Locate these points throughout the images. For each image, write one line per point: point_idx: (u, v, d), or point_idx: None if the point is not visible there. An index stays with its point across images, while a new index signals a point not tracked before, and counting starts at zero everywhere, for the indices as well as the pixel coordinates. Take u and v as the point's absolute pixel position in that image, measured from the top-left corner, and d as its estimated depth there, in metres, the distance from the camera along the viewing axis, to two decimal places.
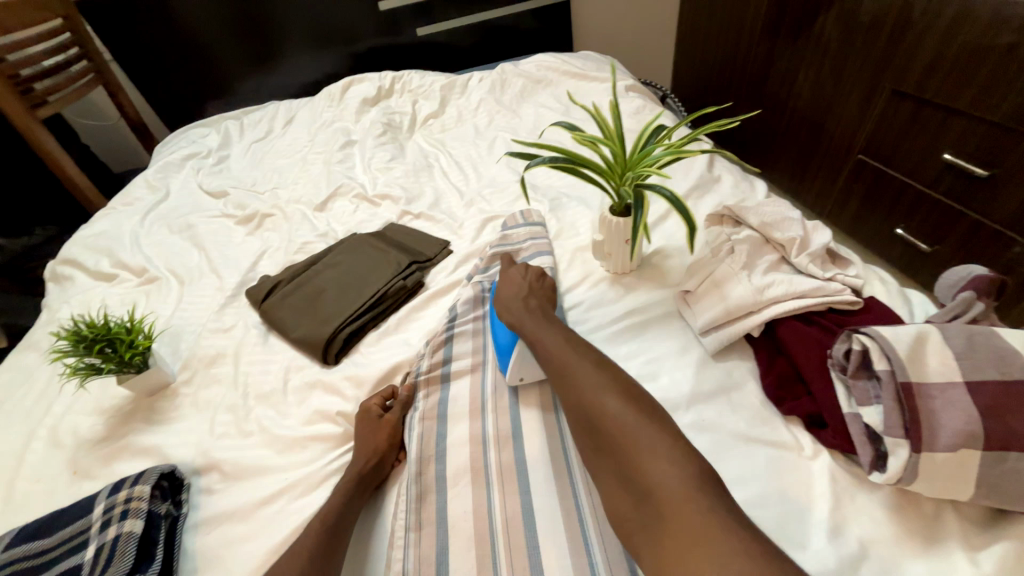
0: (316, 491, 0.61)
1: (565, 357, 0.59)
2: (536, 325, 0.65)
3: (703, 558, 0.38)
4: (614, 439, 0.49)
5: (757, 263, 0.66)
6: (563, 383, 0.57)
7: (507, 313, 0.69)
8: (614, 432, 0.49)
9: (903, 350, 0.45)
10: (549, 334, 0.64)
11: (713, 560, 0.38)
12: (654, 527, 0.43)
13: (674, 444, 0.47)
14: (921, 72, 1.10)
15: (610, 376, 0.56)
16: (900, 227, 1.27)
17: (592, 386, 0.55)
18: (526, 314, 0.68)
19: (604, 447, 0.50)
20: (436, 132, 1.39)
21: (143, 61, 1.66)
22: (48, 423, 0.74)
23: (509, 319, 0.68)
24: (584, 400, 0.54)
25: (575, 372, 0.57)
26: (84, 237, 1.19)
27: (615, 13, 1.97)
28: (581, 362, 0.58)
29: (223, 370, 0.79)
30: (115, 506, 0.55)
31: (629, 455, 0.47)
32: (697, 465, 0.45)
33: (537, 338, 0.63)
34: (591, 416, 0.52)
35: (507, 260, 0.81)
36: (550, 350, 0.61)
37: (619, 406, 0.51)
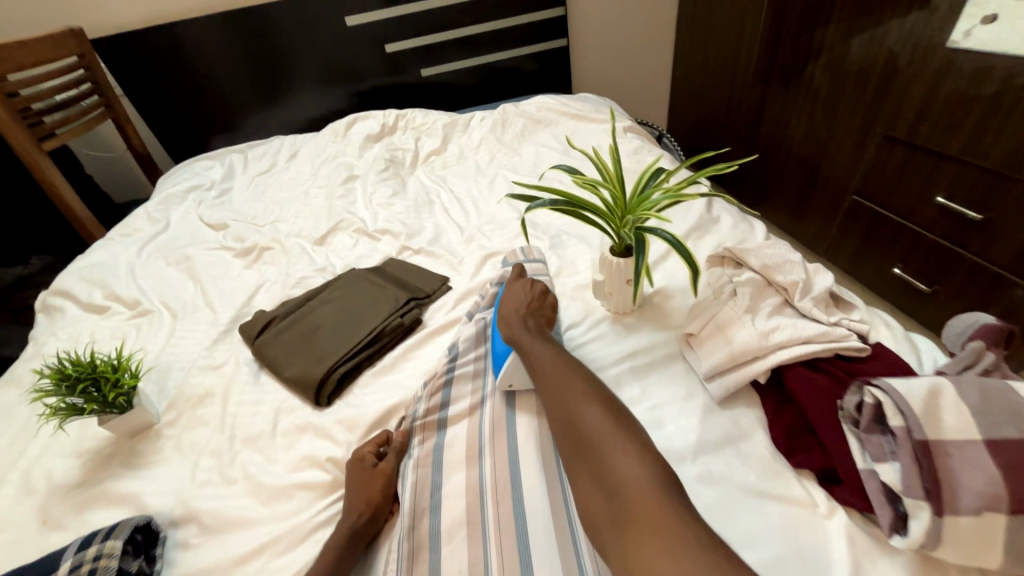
0: (301, 547, 0.57)
1: (551, 367, 0.63)
2: (526, 337, 0.69)
3: (664, 550, 0.42)
4: (590, 442, 0.53)
5: (760, 306, 0.66)
6: (546, 391, 0.61)
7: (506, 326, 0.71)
8: (591, 436, 0.53)
9: (917, 404, 0.44)
10: (538, 345, 0.67)
11: (673, 552, 0.42)
12: (620, 520, 0.46)
13: (642, 447, 0.51)
14: (911, 119, 1.14)
15: (591, 385, 0.59)
16: (897, 267, 1.28)
17: (574, 393, 0.58)
18: (517, 328, 0.71)
19: (581, 449, 0.53)
20: (438, 168, 1.42)
21: (153, 97, 1.70)
22: (22, 466, 0.71)
23: (507, 333, 0.71)
24: (567, 407, 0.57)
25: (558, 381, 0.61)
26: (79, 268, 1.17)
27: (612, 58, 2.05)
28: (564, 372, 0.62)
29: (210, 411, 0.76)
30: (81, 565, 0.51)
31: (602, 456, 0.51)
32: (660, 466, 0.49)
33: (525, 349, 0.67)
34: (571, 422, 0.56)
35: (518, 272, 0.84)
36: (537, 361, 0.64)
37: (597, 412, 0.55)
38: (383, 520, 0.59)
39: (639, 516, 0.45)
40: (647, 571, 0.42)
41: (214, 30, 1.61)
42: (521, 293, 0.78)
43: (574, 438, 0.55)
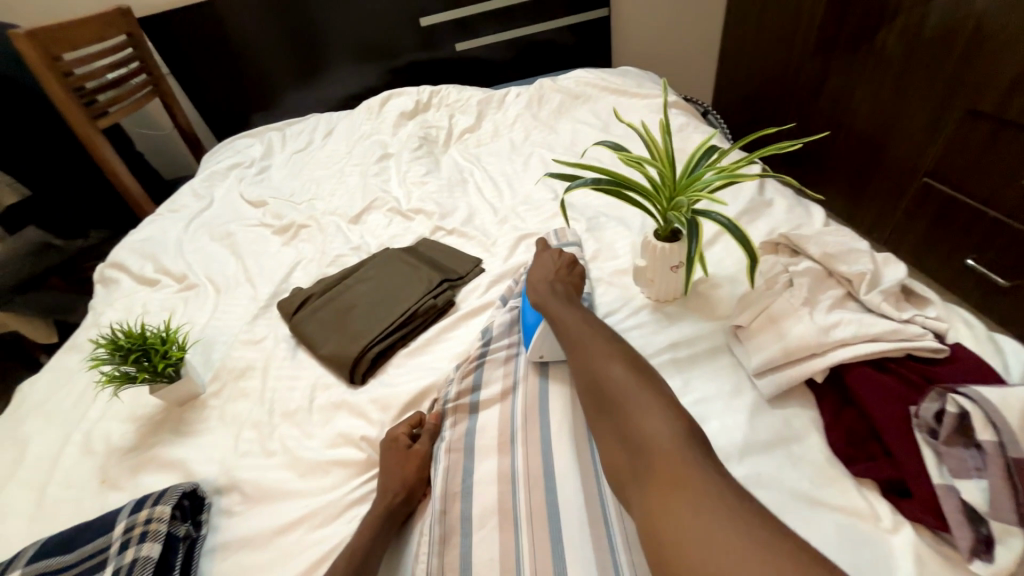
0: (336, 522, 0.58)
1: (577, 329, 0.63)
2: (553, 302, 0.69)
3: (682, 499, 0.41)
4: (615, 401, 0.52)
5: (818, 299, 0.60)
6: (572, 353, 0.61)
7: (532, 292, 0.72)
8: (617, 395, 0.52)
9: (1015, 418, 0.38)
10: (565, 309, 0.67)
11: (690, 501, 0.41)
12: (644, 475, 0.46)
13: (669, 406, 0.50)
14: (1002, 91, 1.01)
15: (618, 348, 0.59)
16: (971, 257, 1.17)
17: (600, 354, 0.58)
18: (545, 293, 0.71)
19: (606, 408, 0.53)
20: (472, 146, 1.38)
21: (196, 74, 1.73)
22: (83, 427, 0.76)
23: (533, 298, 0.71)
24: (592, 367, 0.57)
25: (584, 343, 0.60)
26: (131, 242, 1.23)
27: (656, 27, 1.92)
28: (591, 334, 0.61)
29: (251, 384, 0.79)
30: (135, 526, 0.54)
31: (627, 414, 0.51)
32: (686, 423, 0.48)
33: (553, 313, 0.67)
34: (597, 381, 0.55)
35: (542, 245, 0.84)
36: (564, 324, 0.64)
37: (623, 372, 0.54)
38: (416, 501, 0.59)
39: (663, 470, 0.44)
40: (668, 518, 0.41)
41: (251, 6, 1.61)
42: (549, 261, 0.78)
43: (599, 396, 0.55)
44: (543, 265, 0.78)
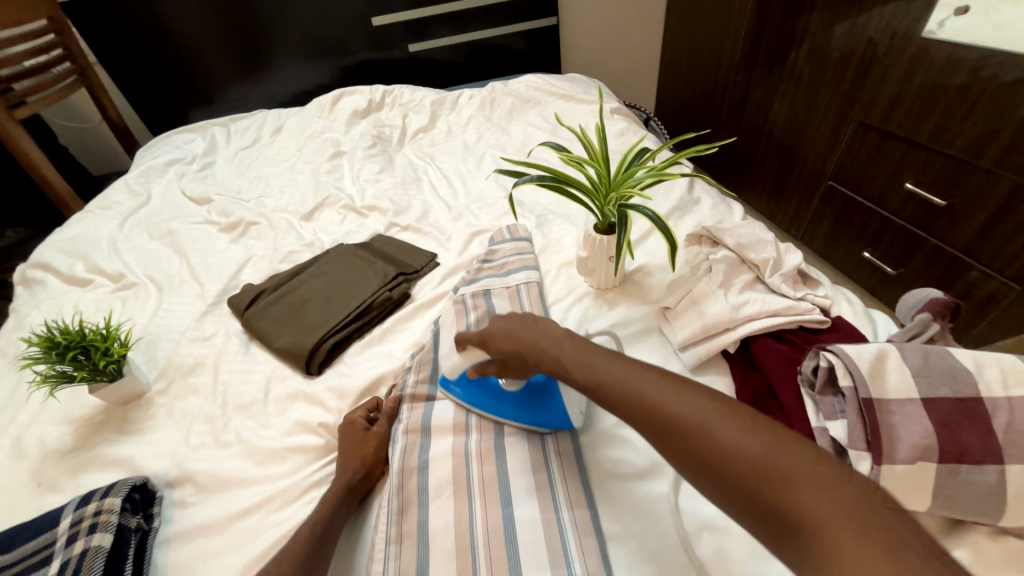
0: (294, 504, 0.60)
1: (582, 358, 0.50)
2: (531, 330, 0.56)
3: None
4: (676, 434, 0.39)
5: (733, 282, 0.70)
6: (590, 387, 0.47)
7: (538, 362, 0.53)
8: (669, 426, 0.40)
9: (864, 366, 0.48)
10: (548, 336, 0.54)
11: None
12: (784, 528, 0.33)
13: (747, 416, 0.38)
14: (885, 106, 1.18)
15: (638, 366, 0.46)
16: (867, 250, 1.34)
17: (625, 378, 0.45)
18: (513, 324, 0.58)
19: (673, 449, 0.39)
20: (426, 146, 1.41)
21: (128, 64, 1.64)
22: (13, 432, 0.72)
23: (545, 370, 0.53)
24: (622, 401, 0.44)
25: (598, 371, 0.47)
26: (58, 240, 1.15)
27: (601, 37, 2.04)
28: (602, 358, 0.48)
29: (201, 380, 0.78)
30: (83, 519, 0.53)
31: (699, 442, 0.38)
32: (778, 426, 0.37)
33: (539, 348, 0.53)
34: (641, 417, 0.42)
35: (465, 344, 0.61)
36: (559, 355, 0.51)
37: (664, 392, 0.42)
38: (375, 479, 0.62)
39: (802, 510, 0.32)
40: None
41: None
42: (512, 324, 0.58)
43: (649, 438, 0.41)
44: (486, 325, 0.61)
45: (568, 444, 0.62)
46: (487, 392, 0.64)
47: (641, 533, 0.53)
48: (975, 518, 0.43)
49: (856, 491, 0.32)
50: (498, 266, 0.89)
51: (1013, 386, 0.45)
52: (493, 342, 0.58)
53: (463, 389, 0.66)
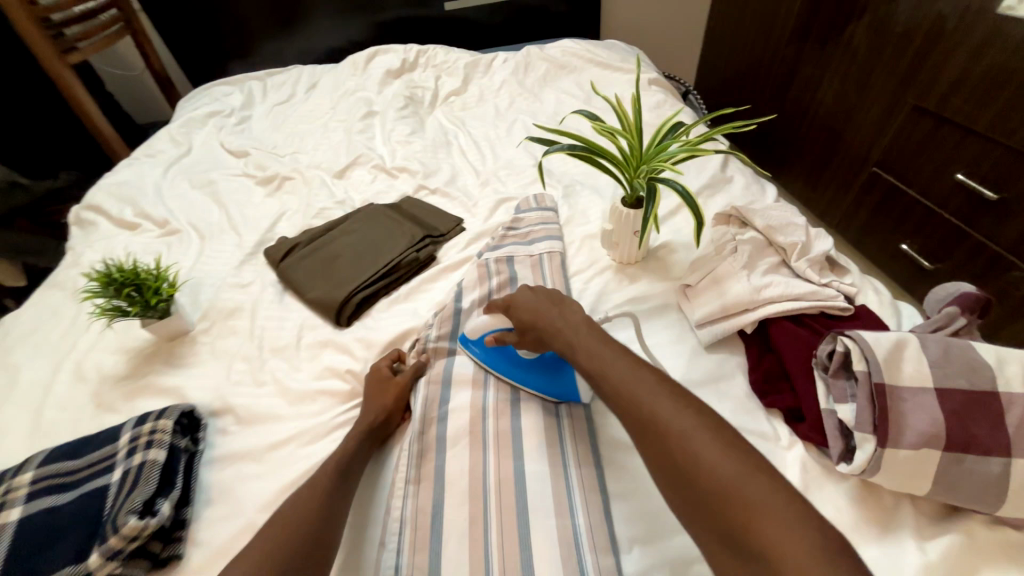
0: (323, 441, 0.66)
1: (596, 351, 0.54)
2: (551, 313, 0.61)
3: None
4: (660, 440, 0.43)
5: (757, 264, 0.69)
6: (593, 378, 0.52)
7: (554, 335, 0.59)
8: (657, 432, 0.44)
9: (881, 353, 0.48)
10: (571, 322, 0.59)
11: None
12: (733, 541, 0.37)
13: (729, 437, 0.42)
14: (944, 89, 1.11)
15: (647, 371, 0.50)
16: (905, 243, 1.29)
17: (628, 379, 0.49)
18: (537, 304, 0.63)
19: (651, 449, 0.44)
20: (457, 109, 1.40)
21: (169, 13, 1.66)
22: (75, 357, 0.80)
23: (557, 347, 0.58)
24: (621, 399, 0.48)
25: (607, 366, 0.52)
26: (107, 185, 1.22)
27: (644, 1, 1.94)
28: (610, 354, 0.53)
29: (240, 323, 0.84)
30: (140, 436, 0.59)
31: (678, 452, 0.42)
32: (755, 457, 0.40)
33: (556, 328, 0.59)
34: (633, 417, 0.46)
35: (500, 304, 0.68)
36: (574, 341, 0.57)
37: (663, 401, 0.46)
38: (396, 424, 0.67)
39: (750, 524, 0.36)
40: None
41: None
42: (537, 299, 0.64)
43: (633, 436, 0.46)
44: (515, 294, 0.67)
45: (580, 408, 0.65)
46: (506, 358, 0.68)
47: (644, 494, 0.57)
48: (972, 505, 0.45)
49: (808, 521, 0.36)
50: (523, 234, 0.90)
51: None
52: (516, 309, 0.64)
53: (480, 352, 0.70)
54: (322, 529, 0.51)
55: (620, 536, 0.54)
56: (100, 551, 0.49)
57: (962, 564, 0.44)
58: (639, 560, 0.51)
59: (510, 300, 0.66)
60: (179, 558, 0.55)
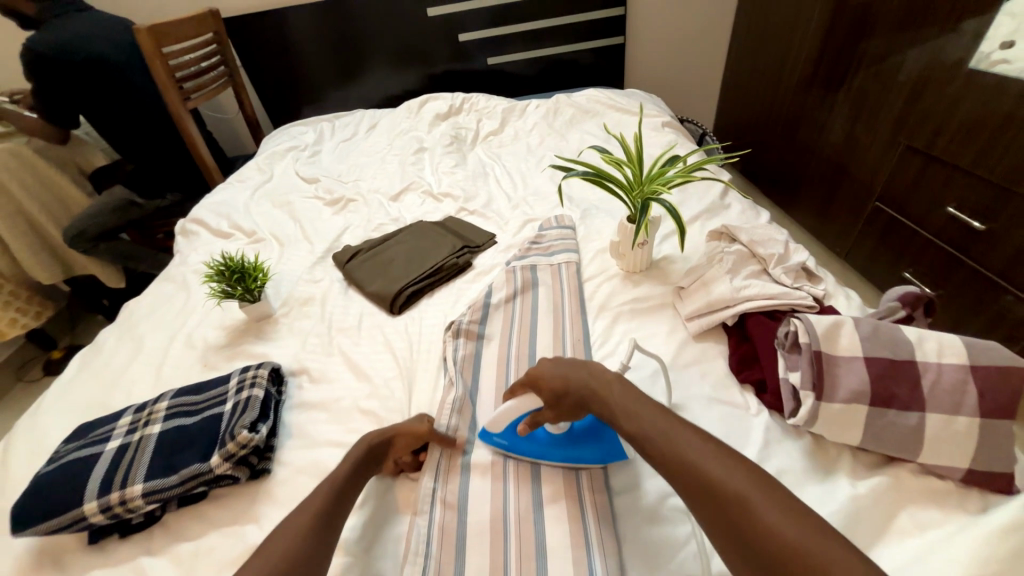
0: (376, 398, 0.82)
1: (635, 411, 0.56)
2: (584, 376, 0.63)
3: None
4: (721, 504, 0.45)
5: (740, 270, 0.83)
6: (638, 442, 0.54)
7: (592, 393, 0.61)
8: (715, 496, 0.46)
9: (820, 329, 0.61)
10: (605, 382, 0.61)
11: None
12: None
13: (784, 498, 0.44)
14: (931, 132, 1.24)
15: (690, 431, 0.52)
16: (908, 271, 1.37)
17: (673, 438, 0.52)
18: (568, 365, 0.65)
19: (711, 514, 0.46)
20: (494, 146, 1.63)
21: (263, 68, 2.03)
22: (187, 330, 1.02)
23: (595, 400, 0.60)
24: (671, 461, 0.50)
25: (650, 427, 0.54)
26: (208, 203, 1.50)
27: (665, 55, 2.17)
28: (648, 413, 0.56)
29: (312, 310, 1.03)
30: (245, 379, 0.78)
31: (739, 514, 0.44)
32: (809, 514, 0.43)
33: (592, 390, 0.61)
34: (688, 480, 0.48)
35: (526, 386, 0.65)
36: (611, 401, 0.59)
37: (714, 462, 0.48)
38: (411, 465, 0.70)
39: None
40: None
41: (318, 17, 1.90)
42: (566, 366, 0.64)
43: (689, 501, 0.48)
44: (538, 365, 0.67)
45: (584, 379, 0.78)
46: (538, 443, 0.66)
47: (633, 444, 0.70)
48: (896, 453, 0.56)
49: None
50: (545, 247, 1.07)
51: (945, 356, 0.56)
52: (546, 382, 0.63)
53: (509, 443, 0.67)
54: (326, 528, 0.55)
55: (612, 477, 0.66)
56: (220, 453, 0.66)
57: (885, 497, 0.55)
58: (626, 496, 0.63)
59: (531, 373, 0.65)
60: (268, 472, 0.71)
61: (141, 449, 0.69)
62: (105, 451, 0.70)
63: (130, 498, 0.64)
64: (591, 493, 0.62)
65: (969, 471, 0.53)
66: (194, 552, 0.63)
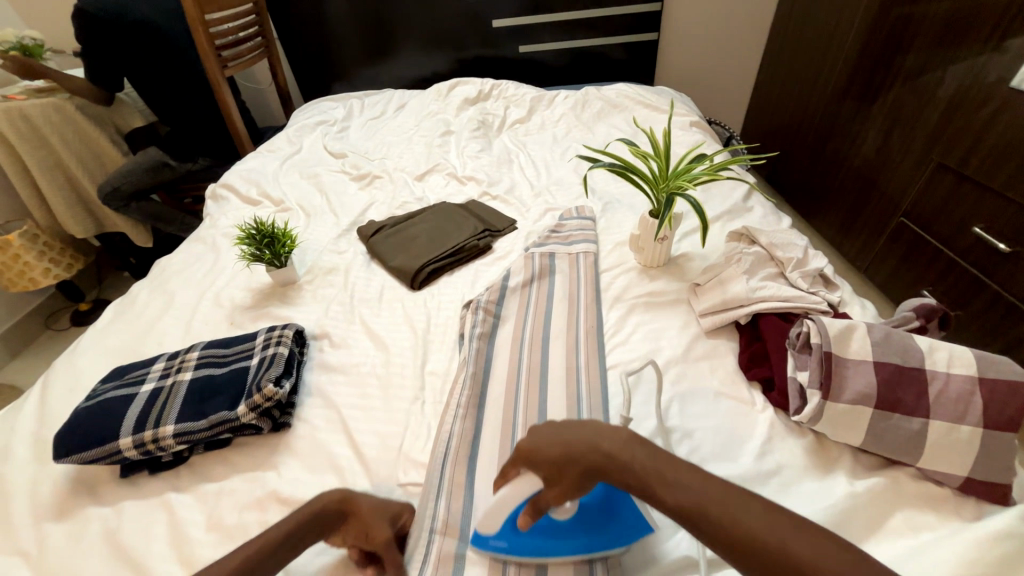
0: (392, 367, 0.85)
1: (669, 477, 0.46)
2: (588, 440, 0.49)
3: None
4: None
5: (757, 271, 0.84)
6: (686, 517, 0.44)
7: (610, 459, 0.48)
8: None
9: (833, 331, 0.62)
10: (620, 443, 0.49)
11: None
12: None
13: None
14: (965, 150, 1.22)
15: (747, 497, 0.44)
16: (927, 289, 1.36)
17: (731, 509, 0.43)
18: (565, 428, 0.52)
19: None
20: (521, 134, 1.64)
21: (298, 41, 2.05)
22: (215, 289, 1.06)
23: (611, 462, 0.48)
24: (741, 543, 0.41)
25: (699, 500, 0.44)
26: (238, 170, 1.54)
27: (698, 54, 2.14)
28: (688, 479, 0.45)
29: (336, 279, 1.07)
30: (271, 338, 0.82)
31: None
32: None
33: (608, 454, 0.48)
34: (770, 568, 0.40)
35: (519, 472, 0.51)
36: (636, 467, 0.47)
37: (796, 542, 0.40)
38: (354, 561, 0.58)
39: None
40: None
41: None
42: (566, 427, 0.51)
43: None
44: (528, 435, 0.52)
45: None
46: (548, 536, 0.54)
47: None
48: (897, 456, 0.57)
49: None
50: (565, 236, 1.09)
51: (954, 366, 0.58)
52: (546, 457, 0.49)
53: (509, 543, 0.54)
54: None
55: None
56: (247, 403, 0.70)
57: (882, 498, 0.57)
58: None
59: (524, 447, 0.51)
60: (289, 426, 0.75)
61: (173, 393, 0.74)
62: (141, 392, 0.75)
63: (162, 437, 0.68)
64: None
65: (968, 480, 0.54)
66: (218, 493, 0.68)
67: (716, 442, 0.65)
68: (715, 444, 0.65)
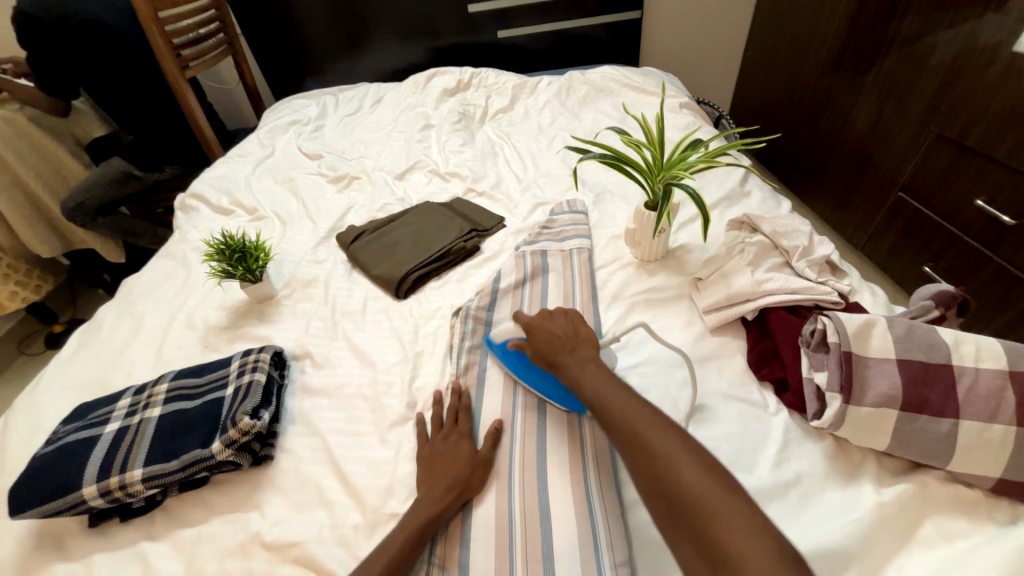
0: (379, 386, 0.79)
1: (608, 399, 0.54)
2: (556, 346, 0.64)
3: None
4: (647, 457, 0.47)
5: (762, 262, 0.79)
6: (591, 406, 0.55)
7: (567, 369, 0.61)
8: (663, 472, 0.45)
9: (851, 329, 0.58)
10: (580, 359, 0.61)
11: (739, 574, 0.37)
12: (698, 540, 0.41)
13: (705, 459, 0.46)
14: (966, 119, 1.17)
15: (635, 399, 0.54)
16: (928, 265, 1.34)
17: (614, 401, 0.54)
18: (547, 333, 0.66)
19: (676, 522, 0.43)
20: (504, 124, 1.57)
21: (265, 36, 1.94)
22: (186, 310, 1.00)
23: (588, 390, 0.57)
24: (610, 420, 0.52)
25: (604, 396, 0.55)
26: (207, 178, 1.45)
27: (683, 31, 2.07)
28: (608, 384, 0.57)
29: (315, 291, 1.01)
30: (246, 363, 0.76)
31: (708, 529, 0.40)
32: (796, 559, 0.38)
33: (565, 361, 0.62)
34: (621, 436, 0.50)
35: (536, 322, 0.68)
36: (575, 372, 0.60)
37: (654, 425, 0.50)
38: None
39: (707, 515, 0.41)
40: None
41: None
42: (555, 332, 0.66)
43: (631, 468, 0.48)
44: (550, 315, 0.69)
45: None
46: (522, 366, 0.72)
47: None
48: (925, 460, 0.54)
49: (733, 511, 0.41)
50: (556, 232, 1.03)
51: (983, 360, 0.53)
52: (543, 331, 0.66)
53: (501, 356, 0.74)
54: None
55: (621, 472, 0.63)
56: (222, 439, 0.64)
57: (911, 506, 0.53)
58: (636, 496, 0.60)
59: (543, 317, 0.68)
60: (271, 459, 0.70)
61: (140, 433, 0.68)
62: (104, 434, 0.68)
63: (129, 483, 0.62)
64: (597, 483, 0.60)
65: (1001, 482, 0.51)
66: (196, 538, 0.62)
67: (729, 452, 0.61)
68: (728, 454, 0.61)
